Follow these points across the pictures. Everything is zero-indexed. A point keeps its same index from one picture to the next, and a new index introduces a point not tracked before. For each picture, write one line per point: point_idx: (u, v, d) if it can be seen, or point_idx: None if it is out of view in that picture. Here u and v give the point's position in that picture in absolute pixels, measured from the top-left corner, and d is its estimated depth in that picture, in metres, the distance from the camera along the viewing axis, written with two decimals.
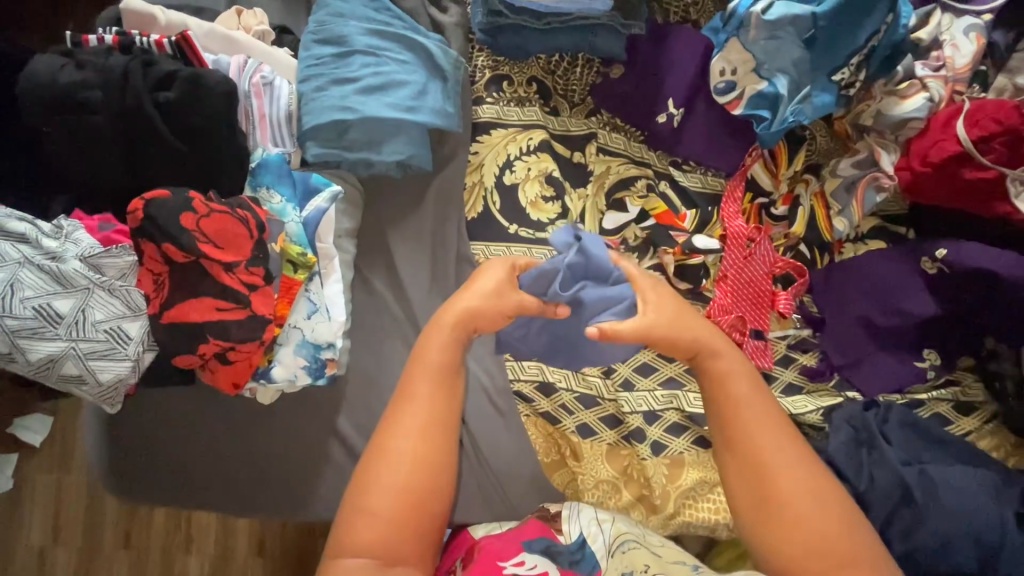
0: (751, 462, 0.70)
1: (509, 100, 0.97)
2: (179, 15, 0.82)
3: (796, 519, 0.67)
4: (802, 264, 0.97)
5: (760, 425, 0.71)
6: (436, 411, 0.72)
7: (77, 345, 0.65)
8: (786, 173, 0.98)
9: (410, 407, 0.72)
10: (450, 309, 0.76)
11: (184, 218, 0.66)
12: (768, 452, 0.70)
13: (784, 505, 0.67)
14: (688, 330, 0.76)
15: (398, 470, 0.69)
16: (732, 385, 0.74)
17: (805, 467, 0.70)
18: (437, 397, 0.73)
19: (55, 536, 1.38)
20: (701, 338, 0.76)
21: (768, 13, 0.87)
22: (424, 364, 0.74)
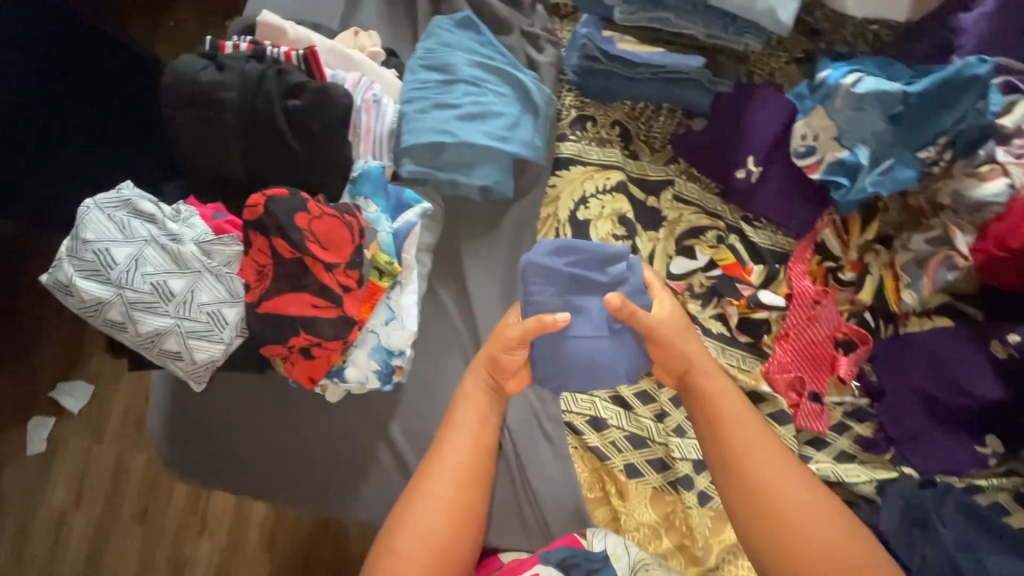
0: (751, 482, 0.72)
1: (591, 139, 1.02)
2: (306, 31, 0.88)
3: (809, 543, 0.69)
4: (866, 332, 0.96)
5: (755, 442, 0.75)
6: (467, 471, 0.78)
7: (183, 323, 0.69)
8: (857, 241, 0.98)
9: (442, 458, 0.79)
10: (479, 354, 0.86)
11: (297, 217, 0.70)
12: (766, 467, 0.73)
13: (789, 523, 0.70)
14: (684, 345, 0.81)
15: (433, 508, 0.75)
16: (722, 404, 0.78)
17: (800, 480, 0.73)
18: (476, 446, 0.80)
19: (78, 500, 1.41)
20: (693, 356, 0.80)
21: (858, 86, 0.89)
22: (464, 420, 0.82)
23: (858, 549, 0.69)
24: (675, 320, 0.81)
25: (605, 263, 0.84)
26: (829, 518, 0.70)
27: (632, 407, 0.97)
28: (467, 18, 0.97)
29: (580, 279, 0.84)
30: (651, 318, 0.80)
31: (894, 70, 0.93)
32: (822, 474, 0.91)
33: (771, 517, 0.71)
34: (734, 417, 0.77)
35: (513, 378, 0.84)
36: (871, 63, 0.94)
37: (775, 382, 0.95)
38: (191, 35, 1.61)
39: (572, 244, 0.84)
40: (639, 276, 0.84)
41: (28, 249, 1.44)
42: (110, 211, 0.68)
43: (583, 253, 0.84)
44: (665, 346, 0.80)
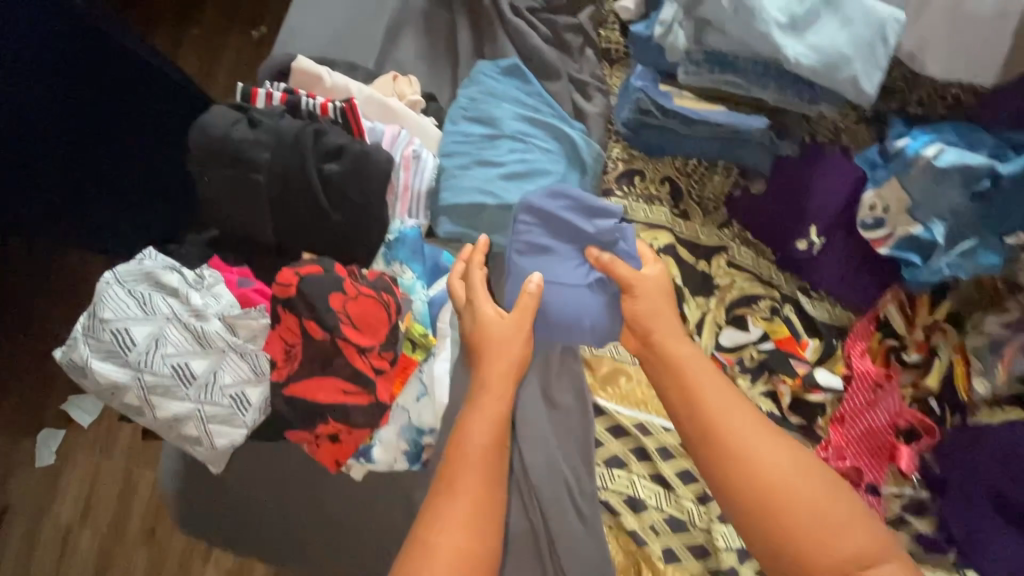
0: (728, 450, 0.66)
1: (639, 196, 0.95)
2: (344, 79, 0.82)
3: (798, 512, 0.62)
4: (931, 422, 0.88)
5: (730, 407, 0.68)
6: (479, 500, 0.65)
7: (204, 408, 0.64)
8: (924, 319, 0.90)
9: (450, 492, 0.65)
10: (482, 368, 0.73)
11: (331, 299, 0.65)
12: (745, 432, 0.67)
13: (775, 491, 0.63)
14: (647, 302, 0.76)
15: (446, 545, 0.61)
16: (688, 367, 0.71)
17: (781, 443, 0.67)
18: (485, 466, 0.67)
19: (84, 516, 1.34)
20: (656, 311, 0.76)
21: (940, 159, 0.82)
22: (471, 442, 0.68)
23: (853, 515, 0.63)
24: (661, 283, 0.78)
25: (596, 216, 0.82)
26: (815, 481, 0.64)
27: (673, 487, 0.91)
28: (514, 65, 0.91)
29: (565, 229, 0.81)
30: (632, 271, 0.78)
31: (978, 138, 0.84)
32: None
33: (756, 484, 0.64)
34: (706, 382, 0.70)
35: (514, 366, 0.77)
36: (950, 130, 0.86)
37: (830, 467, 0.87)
38: (216, 42, 1.55)
39: (568, 191, 0.82)
40: (627, 235, 0.81)
41: (45, 262, 1.39)
42: (129, 285, 0.65)
43: (575, 200, 0.82)
44: (636, 299, 0.76)
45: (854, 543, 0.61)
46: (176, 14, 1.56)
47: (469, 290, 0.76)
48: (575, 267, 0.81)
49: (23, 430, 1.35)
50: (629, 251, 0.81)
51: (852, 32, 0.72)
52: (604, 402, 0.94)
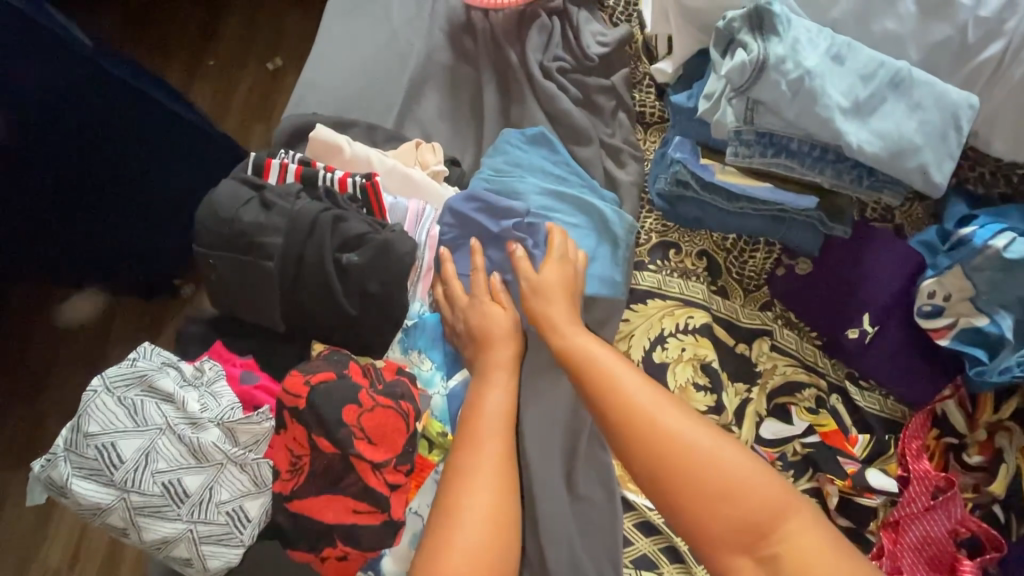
0: (625, 422, 0.60)
1: (673, 270, 0.88)
2: (364, 149, 0.77)
3: (695, 481, 0.57)
4: (1000, 535, 0.79)
5: (631, 376, 0.63)
6: (505, 463, 0.61)
7: (196, 529, 0.56)
8: (988, 418, 0.82)
9: (472, 455, 0.61)
10: (488, 349, 0.68)
11: (346, 411, 0.58)
12: (639, 400, 0.61)
13: (671, 458, 0.58)
14: (547, 287, 0.72)
15: (483, 484, 0.58)
16: (581, 341, 0.67)
17: (674, 408, 0.61)
18: (500, 430, 0.63)
19: (72, 565, 1.15)
20: (553, 292, 0.72)
21: (1010, 249, 0.76)
22: (487, 409, 0.64)
23: (751, 481, 0.57)
24: (555, 278, 0.73)
25: (493, 210, 0.76)
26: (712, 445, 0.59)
27: None
28: (541, 133, 0.86)
29: (474, 227, 0.76)
30: (532, 273, 0.73)
31: None
32: None
33: (650, 452, 0.59)
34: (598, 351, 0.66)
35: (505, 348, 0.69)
36: (1017, 213, 0.80)
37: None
38: (230, 75, 1.51)
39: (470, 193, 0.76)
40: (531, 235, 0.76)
41: (38, 297, 1.30)
42: (120, 390, 0.58)
43: (478, 198, 0.76)
44: (535, 296, 0.72)
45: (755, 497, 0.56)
46: (190, 49, 1.53)
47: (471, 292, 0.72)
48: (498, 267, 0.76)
49: (12, 471, 1.21)
50: (535, 249, 0.76)
51: (920, 117, 0.67)
52: (633, 495, 0.87)
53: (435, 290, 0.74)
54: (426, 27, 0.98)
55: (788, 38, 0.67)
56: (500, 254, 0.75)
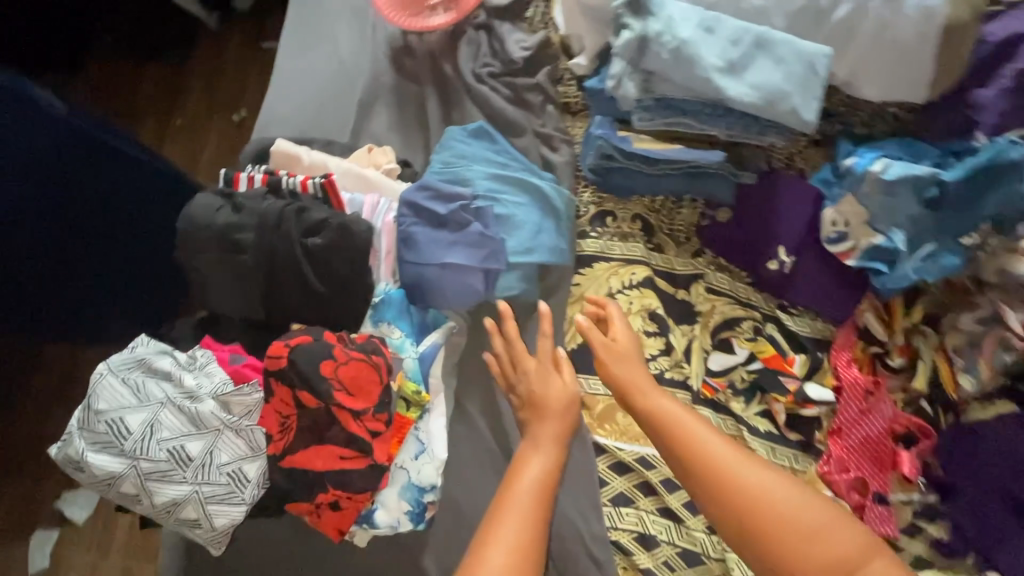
0: (718, 482, 0.69)
1: (612, 235, 0.99)
2: (320, 156, 0.87)
3: (783, 530, 0.66)
4: (926, 424, 0.90)
5: (718, 440, 0.72)
6: (533, 524, 0.68)
7: (201, 490, 0.64)
8: (903, 324, 0.93)
9: (504, 518, 0.68)
10: (541, 420, 0.78)
11: (324, 365, 0.66)
12: (732, 465, 0.70)
13: (760, 511, 0.67)
14: (621, 355, 0.82)
15: (505, 543, 0.65)
16: (667, 409, 0.75)
17: (764, 470, 0.70)
18: (538, 497, 0.71)
19: None
20: (628, 354, 0.82)
21: (888, 173, 0.87)
22: (527, 478, 0.72)
23: (834, 527, 0.67)
24: (628, 346, 0.83)
25: (442, 200, 0.83)
26: (796, 497, 0.68)
27: (684, 520, 0.89)
28: (481, 127, 0.97)
29: (426, 212, 0.83)
30: (607, 338, 0.83)
31: (922, 151, 0.91)
32: None
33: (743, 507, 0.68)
34: (683, 418, 0.74)
35: (564, 412, 0.79)
36: (894, 144, 0.93)
37: (835, 482, 0.88)
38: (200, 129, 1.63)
39: (427, 183, 0.84)
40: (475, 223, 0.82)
41: None
42: (124, 373, 0.66)
43: (433, 188, 0.84)
44: (611, 368, 0.81)
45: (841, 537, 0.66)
46: (163, 113, 1.64)
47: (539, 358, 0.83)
48: (445, 252, 0.81)
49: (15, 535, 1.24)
50: (479, 233, 0.82)
51: (785, 69, 0.79)
52: (604, 440, 0.94)
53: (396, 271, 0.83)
54: (370, 54, 1.11)
55: (662, 18, 0.80)
56: (448, 235, 0.82)
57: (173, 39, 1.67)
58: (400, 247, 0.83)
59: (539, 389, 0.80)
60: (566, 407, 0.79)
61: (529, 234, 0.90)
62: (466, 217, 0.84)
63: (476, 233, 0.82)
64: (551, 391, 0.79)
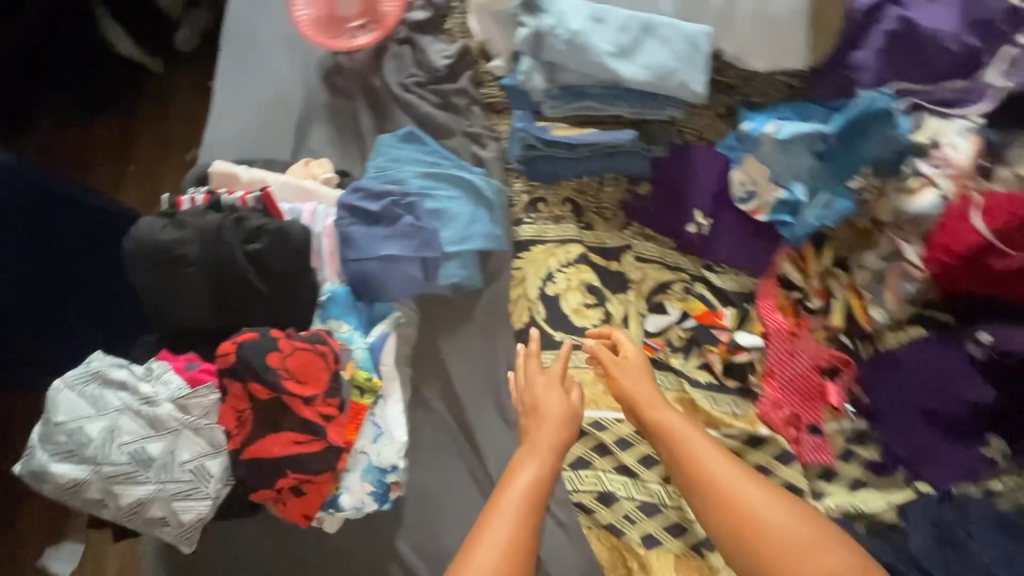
0: (719, 496, 0.73)
1: (546, 219, 1.06)
2: (258, 172, 0.93)
3: (779, 545, 0.69)
4: (845, 354, 0.99)
5: (720, 459, 0.76)
6: (518, 531, 0.72)
7: (165, 488, 0.68)
8: (817, 269, 1.02)
9: (492, 519, 0.73)
10: (536, 430, 0.85)
11: (270, 358, 0.71)
12: (734, 482, 0.74)
13: (759, 527, 0.70)
14: (629, 368, 0.89)
15: (490, 546, 0.70)
16: (674, 427, 0.81)
17: (765, 488, 0.73)
18: (525, 502, 0.75)
19: None
20: (637, 365, 0.89)
21: (780, 132, 0.97)
22: (520, 481, 0.77)
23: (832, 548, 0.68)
24: (636, 358, 0.90)
25: (372, 195, 0.91)
26: (794, 515, 0.71)
27: (638, 474, 0.95)
28: (410, 132, 1.04)
29: (361, 211, 0.89)
30: (613, 356, 0.91)
31: (812, 112, 1.02)
32: (838, 508, 0.91)
33: (741, 521, 0.71)
34: (687, 434, 0.80)
35: (568, 416, 0.86)
36: (787, 108, 1.03)
37: (772, 420, 0.96)
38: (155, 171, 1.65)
39: (356, 184, 0.91)
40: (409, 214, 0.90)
41: None
42: (80, 386, 0.70)
43: (365, 188, 0.91)
44: (618, 381, 0.88)
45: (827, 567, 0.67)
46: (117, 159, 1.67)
47: (545, 372, 0.91)
48: (383, 244, 0.88)
49: None
50: (415, 223, 0.89)
51: (671, 48, 0.94)
52: None
53: (340, 269, 0.88)
54: (302, 77, 1.17)
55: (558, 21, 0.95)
56: (384, 229, 0.89)
57: (110, 85, 1.64)
58: (341, 247, 0.89)
59: (538, 399, 0.88)
60: (563, 411, 0.86)
61: (466, 223, 0.97)
62: (398, 211, 0.90)
63: (409, 222, 0.89)
64: (547, 398, 0.87)
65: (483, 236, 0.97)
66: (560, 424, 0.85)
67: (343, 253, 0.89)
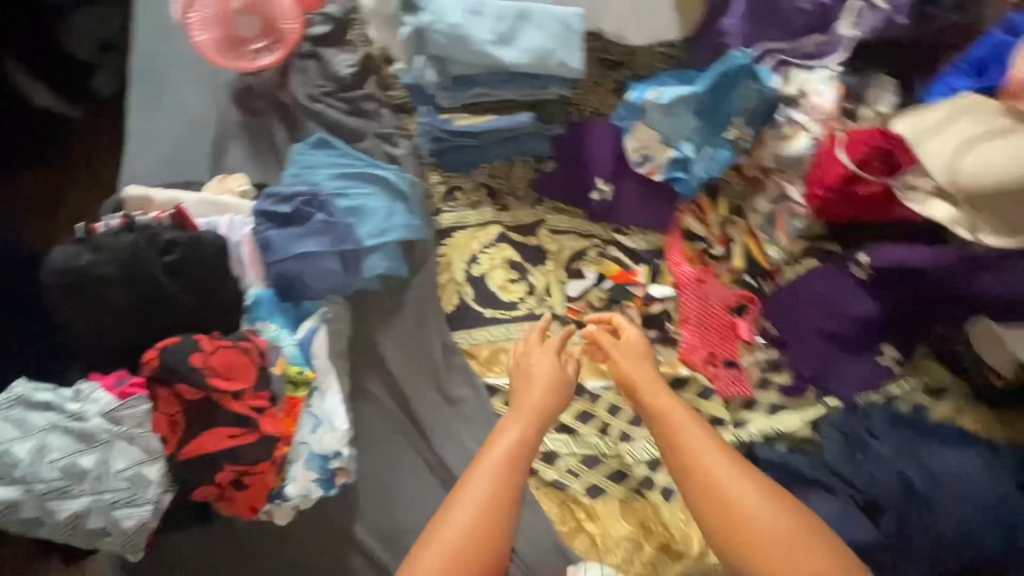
0: (704, 487, 0.73)
1: (464, 206, 1.12)
2: (171, 193, 0.96)
3: (757, 535, 0.69)
4: (748, 292, 1.08)
5: (712, 451, 0.75)
6: (486, 518, 0.75)
7: (101, 498, 0.70)
8: (716, 219, 1.11)
9: (474, 478, 0.78)
10: (525, 399, 0.89)
11: (192, 359, 0.75)
12: (721, 474, 0.73)
13: (741, 518, 0.70)
14: (628, 347, 0.94)
15: (456, 524, 0.74)
16: (671, 413, 0.81)
17: (755, 484, 0.72)
18: (502, 471, 0.79)
19: None
20: (632, 342, 0.94)
21: (663, 97, 1.04)
22: (502, 444, 0.82)
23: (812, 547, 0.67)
24: (637, 342, 0.94)
25: (280, 198, 0.95)
26: (778, 512, 0.70)
27: (576, 429, 1.00)
28: (321, 138, 1.07)
29: (275, 214, 0.94)
30: (615, 339, 0.95)
31: (689, 74, 1.09)
32: (761, 433, 0.98)
33: (723, 511, 0.71)
34: (681, 421, 0.80)
35: (559, 386, 0.91)
36: (670, 76, 1.10)
37: (692, 361, 1.03)
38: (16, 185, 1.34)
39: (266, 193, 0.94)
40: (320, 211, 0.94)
41: None
42: (5, 412, 0.71)
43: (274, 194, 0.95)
44: (618, 363, 0.92)
45: (809, 565, 0.66)
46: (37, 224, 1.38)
47: (542, 346, 0.96)
48: (298, 243, 0.92)
49: None
50: (327, 219, 0.94)
51: (545, 30, 1.03)
52: (494, 380, 1.03)
53: (263, 272, 0.92)
54: (214, 101, 1.19)
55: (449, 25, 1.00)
56: (297, 229, 0.93)
57: (41, 131, 1.28)
58: (259, 252, 0.93)
59: (532, 363, 0.93)
60: (546, 380, 0.91)
61: (384, 218, 0.98)
62: (311, 211, 0.95)
63: (320, 219, 0.93)
64: (539, 364, 0.93)
65: (403, 226, 0.99)
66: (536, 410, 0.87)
67: (262, 257, 0.92)
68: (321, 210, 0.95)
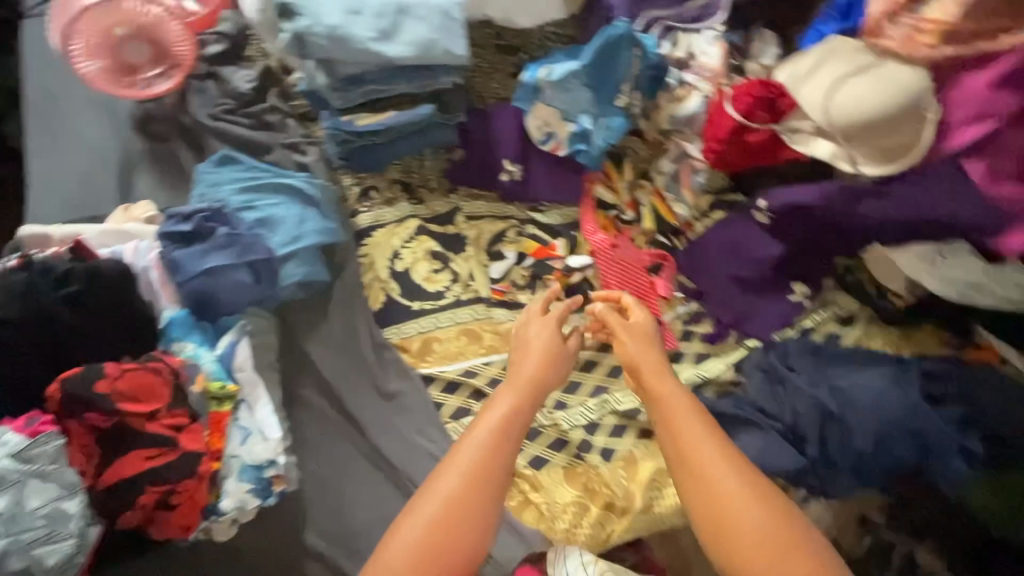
0: (696, 480, 0.74)
1: (380, 204, 1.13)
2: (71, 227, 0.95)
3: (740, 528, 0.70)
4: (662, 251, 1.12)
5: (710, 446, 0.75)
6: (468, 509, 0.75)
7: (18, 538, 0.68)
8: (624, 185, 1.15)
9: (463, 447, 0.79)
10: (521, 368, 0.89)
11: (98, 386, 0.76)
12: (717, 471, 0.73)
13: (729, 509, 0.71)
14: (635, 323, 0.93)
15: (433, 500, 0.75)
16: (674, 399, 0.81)
17: (748, 481, 0.73)
18: (485, 444, 0.79)
19: None
20: (637, 318, 0.94)
21: (553, 76, 1.09)
22: (490, 418, 0.81)
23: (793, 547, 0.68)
24: (644, 323, 0.93)
25: (181, 217, 0.94)
26: (765, 512, 0.70)
27: None
28: (224, 155, 1.06)
29: (179, 234, 0.93)
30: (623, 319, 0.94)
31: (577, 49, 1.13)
32: (689, 381, 1.02)
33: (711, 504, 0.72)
34: (683, 408, 0.80)
35: (558, 360, 0.91)
36: (559, 54, 1.13)
37: None
38: None
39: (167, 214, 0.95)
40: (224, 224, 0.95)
41: None
42: None
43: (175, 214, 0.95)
44: (622, 342, 0.91)
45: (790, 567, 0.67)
46: None
47: (544, 316, 0.96)
48: (205, 259, 0.92)
49: None
50: (231, 231, 0.94)
51: (428, 24, 1.05)
52: (429, 369, 1.03)
53: (174, 294, 0.92)
54: (115, 132, 1.17)
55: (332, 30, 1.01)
56: (201, 245, 0.92)
57: None
58: (167, 274, 0.92)
59: (527, 335, 0.93)
60: (545, 353, 0.90)
61: (293, 225, 0.98)
62: (214, 226, 0.95)
63: (224, 232, 0.94)
64: (536, 336, 0.93)
65: (317, 231, 0.99)
66: (524, 384, 0.86)
67: (170, 278, 0.92)
68: (226, 223, 0.95)
